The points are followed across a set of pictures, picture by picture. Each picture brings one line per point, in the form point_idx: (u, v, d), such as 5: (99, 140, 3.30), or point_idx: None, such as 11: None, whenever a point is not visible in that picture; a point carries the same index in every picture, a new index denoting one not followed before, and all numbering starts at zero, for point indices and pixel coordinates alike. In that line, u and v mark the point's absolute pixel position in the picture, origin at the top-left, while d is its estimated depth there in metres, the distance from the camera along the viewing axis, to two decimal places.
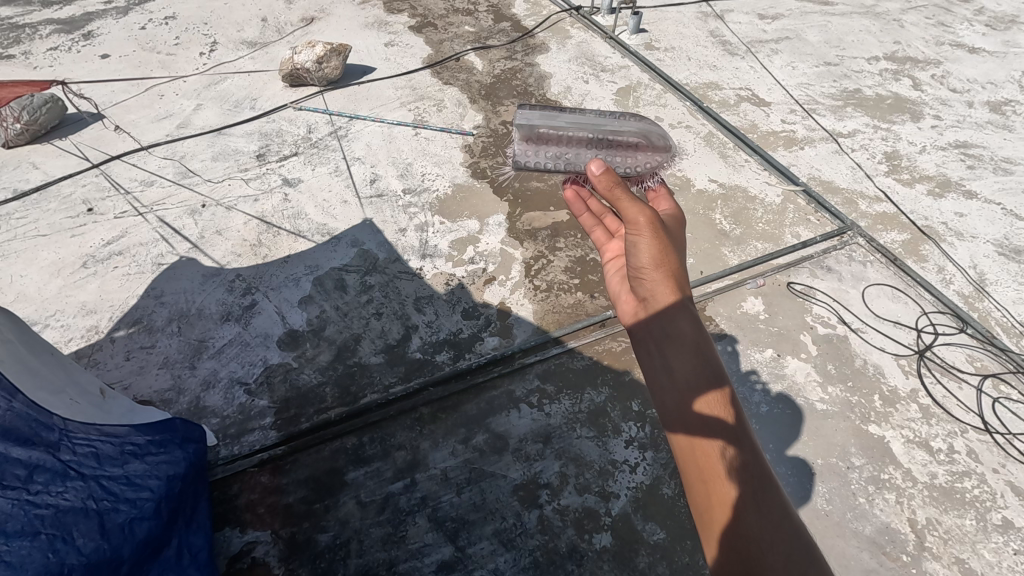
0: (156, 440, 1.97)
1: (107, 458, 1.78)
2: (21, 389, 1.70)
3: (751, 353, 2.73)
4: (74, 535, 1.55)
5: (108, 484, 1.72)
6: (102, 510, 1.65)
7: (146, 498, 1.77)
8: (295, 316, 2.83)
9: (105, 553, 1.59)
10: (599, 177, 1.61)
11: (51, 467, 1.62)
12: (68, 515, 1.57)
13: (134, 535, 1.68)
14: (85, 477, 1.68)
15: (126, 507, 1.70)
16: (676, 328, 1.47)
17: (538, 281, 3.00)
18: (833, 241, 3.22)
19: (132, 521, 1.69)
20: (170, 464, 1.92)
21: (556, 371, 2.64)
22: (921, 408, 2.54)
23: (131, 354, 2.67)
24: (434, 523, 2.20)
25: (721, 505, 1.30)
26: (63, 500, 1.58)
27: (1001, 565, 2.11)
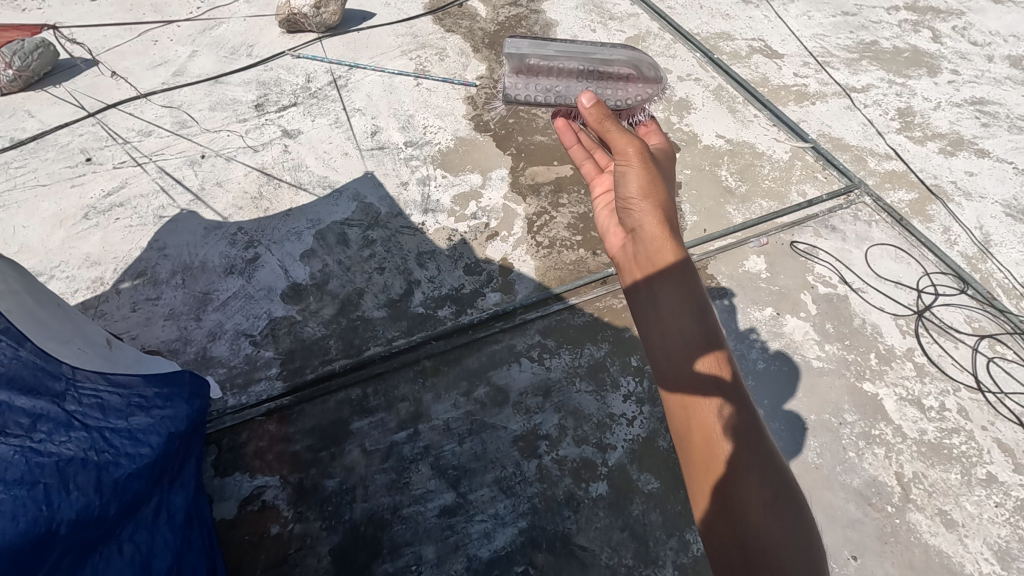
0: (164, 393, 2.00)
1: (111, 410, 1.80)
2: (30, 337, 1.75)
3: (750, 311, 2.74)
4: (70, 488, 1.53)
5: (111, 436, 1.72)
6: (100, 464, 1.64)
7: (145, 454, 1.76)
8: (298, 270, 2.84)
9: (93, 509, 1.56)
10: (590, 108, 1.73)
11: (54, 417, 1.63)
12: (68, 467, 1.56)
13: (126, 492, 1.67)
14: (90, 428, 1.70)
15: (125, 462, 1.70)
16: (667, 268, 1.50)
17: (540, 238, 2.99)
18: (838, 200, 3.19)
19: (127, 477, 1.69)
20: (172, 420, 1.92)
21: (557, 327, 2.67)
22: (915, 366, 2.58)
23: (137, 306, 2.70)
24: (436, 471, 2.28)
25: (707, 442, 1.37)
26: (64, 450, 1.58)
27: (981, 517, 2.20)
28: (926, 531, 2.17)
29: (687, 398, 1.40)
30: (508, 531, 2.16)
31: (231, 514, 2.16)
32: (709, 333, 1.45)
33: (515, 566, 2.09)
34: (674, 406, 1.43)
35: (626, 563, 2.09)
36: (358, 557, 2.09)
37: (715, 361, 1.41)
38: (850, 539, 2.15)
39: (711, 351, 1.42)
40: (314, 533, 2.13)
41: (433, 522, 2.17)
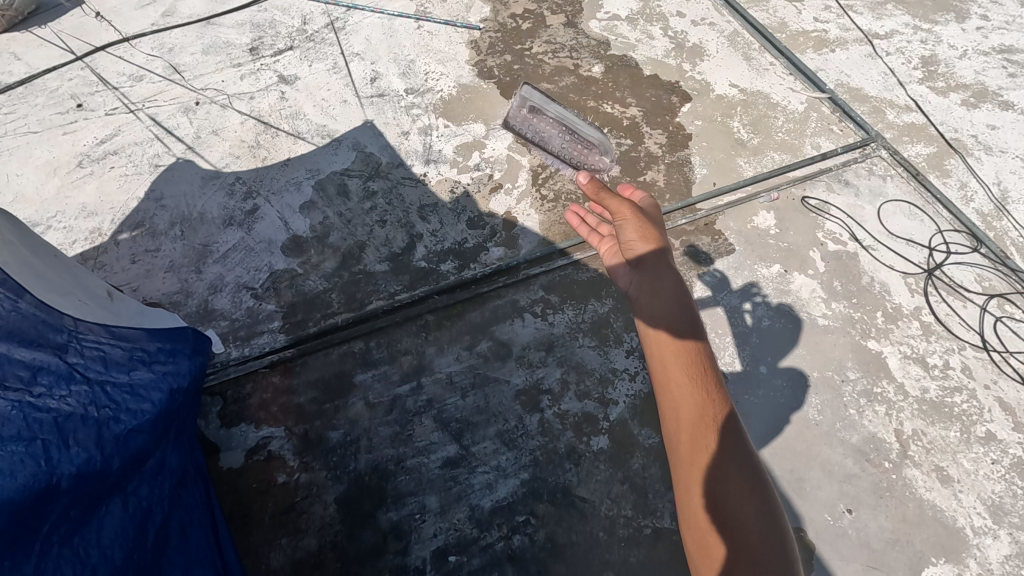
0: (166, 348, 2.00)
1: (114, 363, 1.80)
2: (29, 289, 1.72)
3: (758, 268, 2.70)
4: (70, 443, 1.53)
5: (112, 390, 1.72)
6: (101, 419, 1.64)
7: (147, 410, 1.76)
8: (298, 222, 2.79)
9: (95, 464, 1.56)
10: (586, 185, 1.87)
11: (55, 370, 1.64)
12: (68, 422, 1.57)
13: (128, 447, 1.66)
14: (92, 381, 1.70)
15: (127, 417, 1.70)
16: (659, 293, 1.67)
17: (545, 191, 2.92)
18: (854, 154, 3.08)
19: (128, 432, 1.68)
20: (174, 376, 1.92)
21: (561, 282, 2.64)
22: (922, 325, 2.56)
23: (136, 258, 2.67)
24: (440, 424, 2.30)
25: (697, 448, 1.45)
26: (64, 405, 1.59)
27: (977, 473, 2.23)
28: (922, 486, 2.21)
29: (678, 412, 1.52)
30: (510, 482, 2.20)
31: (237, 464, 2.20)
32: (700, 355, 1.56)
33: (517, 515, 2.14)
34: (666, 404, 1.56)
35: (625, 514, 2.14)
36: (363, 505, 2.14)
37: (703, 378, 1.53)
38: (846, 493, 2.19)
39: (699, 369, 1.53)
40: (320, 482, 2.18)
41: (437, 473, 2.21)
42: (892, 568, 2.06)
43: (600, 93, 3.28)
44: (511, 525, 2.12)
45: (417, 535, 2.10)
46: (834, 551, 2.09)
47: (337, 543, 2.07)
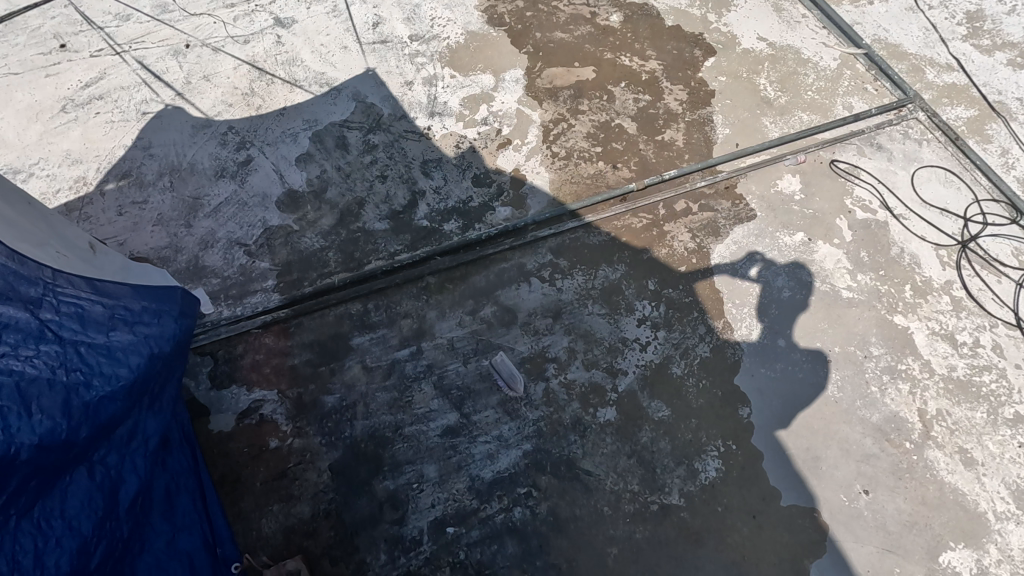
0: (151, 309, 1.88)
1: (91, 322, 1.68)
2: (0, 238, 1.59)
3: (779, 236, 2.54)
4: (33, 411, 1.43)
5: (86, 352, 1.61)
6: (69, 385, 1.54)
7: (122, 376, 1.65)
8: (294, 175, 2.64)
9: (60, 434, 1.46)
10: None
11: (24, 327, 1.52)
12: (31, 387, 1.45)
13: (99, 416, 1.57)
14: (63, 341, 1.59)
15: (98, 383, 1.59)
16: None
17: (556, 148, 2.74)
18: (889, 115, 2.86)
19: (100, 400, 1.58)
20: (156, 339, 1.81)
21: (570, 246, 2.49)
22: (952, 300, 2.39)
23: (123, 210, 2.54)
24: (439, 391, 2.20)
25: None
26: (30, 368, 1.47)
27: (1003, 457, 2.09)
28: (944, 468, 2.08)
29: None
30: (511, 453, 2.10)
31: (229, 427, 2.12)
32: None
33: (518, 487, 2.05)
34: None
35: (631, 489, 2.05)
36: (359, 473, 2.06)
37: None
38: (863, 473, 2.09)
39: None
40: (314, 448, 2.10)
41: (435, 442, 2.12)
42: (907, 551, 1.96)
43: (618, 44, 3.05)
44: (511, 497, 2.04)
45: (414, 505, 2.02)
46: (848, 533, 2.00)
47: (332, 511, 2.00)
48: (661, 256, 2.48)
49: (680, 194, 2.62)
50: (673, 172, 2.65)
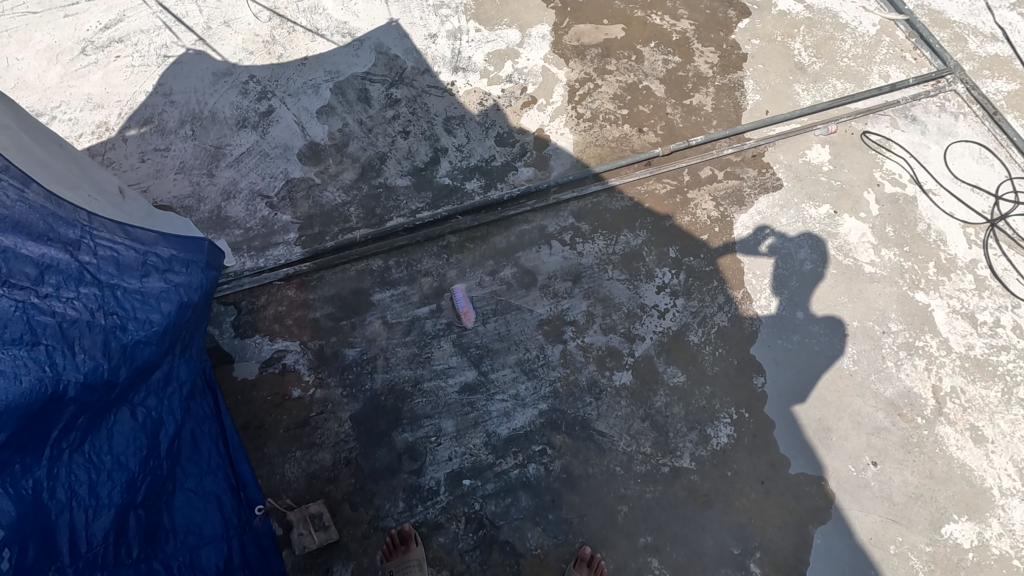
0: (180, 257, 1.90)
1: (126, 267, 1.71)
2: (34, 179, 1.60)
3: (805, 208, 2.49)
4: (76, 351, 1.47)
5: (122, 296, 1.65)
6: (107, 327, 1.57)
7: (155, 322, 1.68)
8: (315, 128, 2.61)
9: (102, 374, 1.51)
10: None
11: (65, 269, 1.55)
12: (72, 328, 1.49)
13: (136, 358, 1.61)
14: (101, 283, 1.62)
15: (134, 327, 1.63)
16: None
17: (582, 109, 2.68)
18: (926, 86, 2.74)
19: (136, 344, 1.62)
20: (185, 288, 1.83)
21: (593, 210, 2.47)
22: (976, 279, 2.34)
23: (146, 157, 2.54)
24: (458, 348, 2.23)
25: None
26: (71, 309, 1.50)
27: (1013, 436, 2.10)
28: (953, 444, 2.10)
29: None
30: (528, 412, 2.15)
31: (253, 374, 2.17)
32: None
33: (533, 445, 2.10)
34: None
35: (644, 451, 2.10)
36: (378, 424, 2.12)
37: None
38: (873, 445, 2.11)
39: None
40: (335, 399, 2.15)
41: (454, 397, 2.16)
42: (911, 522, 2.01)
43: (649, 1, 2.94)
44: (526, 454, 2.09)
45: (431, 458, 2.08)
46: (853, 502, 2.04)
47: (352, 459, 2.07)
48: (684, 223, 2.45)
49: (706, 161, 2.57)
50: (700, 138, 2.59)
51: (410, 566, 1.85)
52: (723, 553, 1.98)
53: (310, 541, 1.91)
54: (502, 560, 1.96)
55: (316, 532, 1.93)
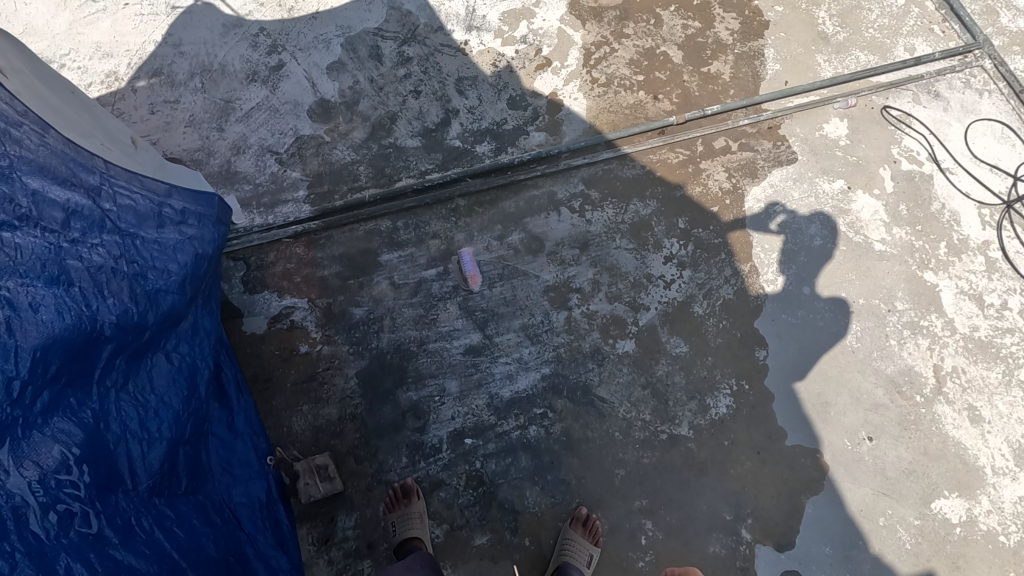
0: (193, 211, 1.92)
1: (143, 217, 1.73)
2: (54, 126, 1.62)
3: (818, 182, 2.45)
4: (108, 293, 1.51)
5: (143, 245, 1.67)
6: (132, 274, 1.60)
7: (173, 272, 1.72)
8: (326, 84, 2.57)
9: (133, 317, 1.55)
10: None
11: (88, 215, 1.56)
12: (100, 274, 1.51)
13: (160, 305, 1.64)
14: (122, 232, 1.64)
15: (154, 276, 1.66)
16: None
17: (596, 73, 2.63)
18: (952, 61, 2.63)
19: (159, 291, 1.65)
20: (199, 241, 1.86)
21: (603, 178, 2.45)
22: (987, 261, 2.31)
23: (156, 109, 2.54)
24: (464, 311, 2.25)
25: None
26: (97, 255, 1.53)
27: (1011, 417, 2.11)
28: (950, 423, 2.12)
29: None
30: (530, 376, 2.18)
31: (261, 330, 2.22)
32: None
33: (535, 408, 2.14)
34: None
35: (643, 418, 2.14)
36: (384, 382, 2.16)
37: None
38: (870, 421, 2.14)
39: None
40: (342, 355, 2.19)
41: (458, 359, 2.19)
42: (902, 495, 2.05)
43: None
44: (528, 416, 2.13)
45: (435, 416, 2.12)
46: (847, 474, 2.08)
47: (357, 415, 2.12)
48: (695, 194, 2.43)
49: (721, 131, 2.53)
50: (716, 108, 2.55)
51: (411, 518, 1.93)
52: (715, 519, 2.04)
53: (315, 491, 1.98)
54: (500, 517, 2.03)
55: (321, 482, 1.99)
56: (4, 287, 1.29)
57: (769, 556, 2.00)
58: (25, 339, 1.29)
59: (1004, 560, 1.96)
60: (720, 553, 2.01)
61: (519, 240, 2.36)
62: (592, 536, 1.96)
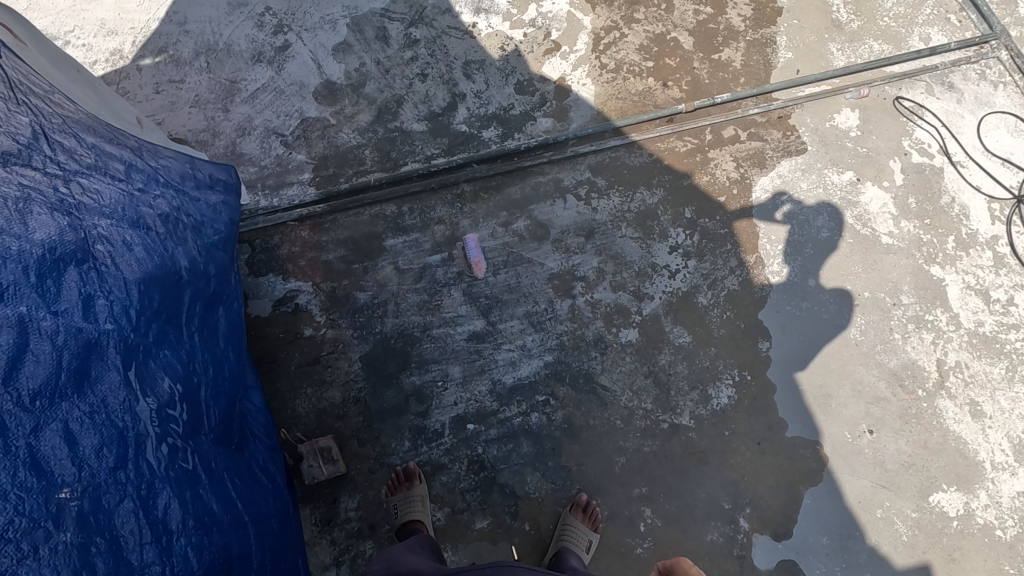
0: (218, 177, 2.03)
1: (184, 177, 1.87)
2: (72, 100, 1.64)
3: (827, 173, 2.43)
4: (178, 244, 1.67)
5: (192, 203, 1.83)
6: (191, 226, 1.76)
7: (220, 230, 1.90)
8: (331, 66, 2.55)
9: (198, 268, 1.73)
10: None
11: (142, 170, 1.71)
12: (169, 223, 1.67)
13: (215, 260, 1.83)
14: (175, 187, 1.79)
15: (207, 233, 1.83)
16: None
17: (605, 59, 2.59)
18: (968, 52, 2.58)
19: (212, 247, 1.83)
20: (231, 207, 2.01)
21: (610, 165, 2.43)
22: (994, 256, 2.29)
23: (160, 88, 2.52)
24: (468, 298, 2.25)
25: None
26: (161, 205, 1.68)
27: (1012, 413, 2.12)
28: (951, 418, 2.12)
29: None
30: (533, 363, 2.19)
31: (266, 312, 2.23)
32: None
33: (537, 395, 2.15)
34: None
35: (644, 407, 2.15)
36: (387, 366, 2.17)
37: None
38: (871, 414, 2.15)
39: None
40: (345, 339, 2.20)
41: (462, 345, 2.20)
42: (900, 488, 2.06)
43: None
44: (530, 403, 2.14)
45: (437, 401, 2.14)
46: (845, 466, 2.10)
47: (361, 398, 2.14)
48: (702, 183, 2.41)
49: (730, 120, 2.50)
50: (726, 96, 2.51)
51: (413, 501, 1.95)
52: (714, 507, 2.05)
53: (319, 472, 2.00)
54: (501, 501, 2.05)
55: (325, 464, 2.01)
56: (101, 226, 1.41)
57: (766, 544, 2.02)
58: (127, 274, 1.42)
59: (999, 554, 1.98)
60: (718, 541, 2.03)
61: (524, 227, 2.35)
62: (592, 522, 1.98)
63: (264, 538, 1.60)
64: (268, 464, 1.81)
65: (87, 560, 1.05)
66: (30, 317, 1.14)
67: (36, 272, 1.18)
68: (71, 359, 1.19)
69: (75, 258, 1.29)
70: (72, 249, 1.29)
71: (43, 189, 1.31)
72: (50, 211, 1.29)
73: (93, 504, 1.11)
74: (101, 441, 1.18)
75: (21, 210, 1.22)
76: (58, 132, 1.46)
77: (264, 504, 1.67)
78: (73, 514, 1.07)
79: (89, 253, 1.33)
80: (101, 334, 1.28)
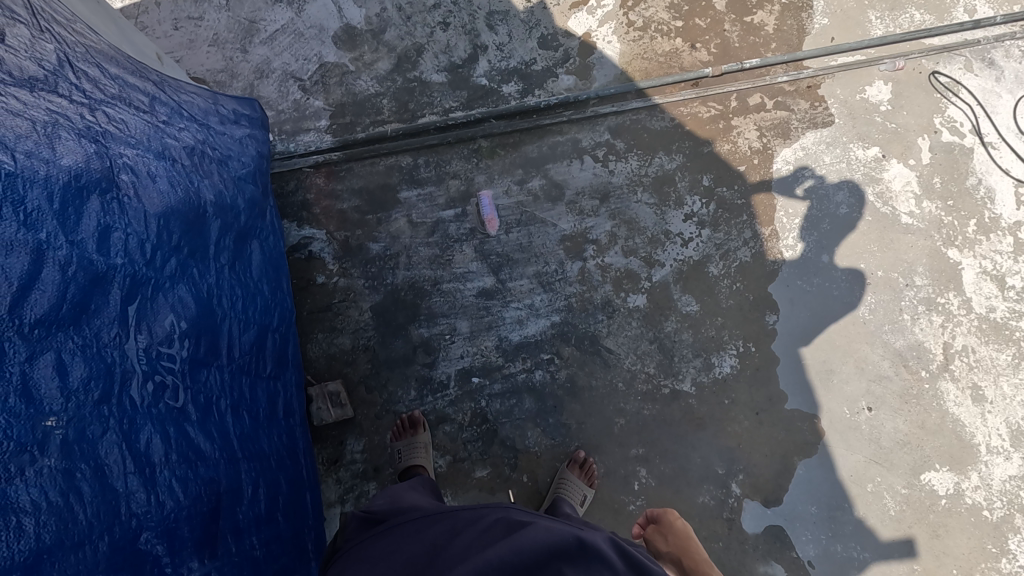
0: (242, 112, 2.08)
1: (208, 112, 1.91)
2: (96, 31, 1.63)
3: (852, 148, 2.37)
4: (204, 176, 1.72)
5: (218, 137, 1.88)
6: (215, 160, 1.81)
7: (248, 165, 1.96)
8: (352, 10, 2.49)
9: (224, 200, 1.78)
10: None
11: (167, 103, 1.73)
12: (195, 155, 1.71)
13: (244, 195, 1.90)
14: (198, 121, 1.83)
15: (234, 166, 1.89)
16: None
17: (633, 16, 2.51)
18: (1015, 26, 2.45)
19: (239, 180, 1.89)
20: (256, 141, 2.07)
21: (630, 127, 2.39)
22: (1015, 242, 2.25)
23: (179, 25, 2.49)
24: (479, 255, 2.26)
25: None
26: (186, 137, 1.72)
27: (1013, 399, 2.12)
28: (951, 400, 2.14)
29: None
30: (540, 322, 2.21)
31: None
32: None
33: (542, 353, 2.19)
34: None
35: (647, 371, 2.18)
36: (397, 317, 2.21)
37: None
38: (872, 392, 2.17)
39: None
40: (357, 289, 2.24)
41: (470, 300, 2.23)
42: (893, 465, 2.10)
43: None
44: (534, 360, 2.18)
45: (444, 353, 2.18)
46: (841, 441, 2.13)
47: (369, 346, 2.19)
48: (723, 151, 2.37)
49: (757, 87, 2.43)
50: (756, 62, 2.44)
51: (416, 447, 2.02)
52: (708, 471, 2.11)
53: (326, 415, 2.09)
54: (501, 453, 2.12)
55: (332, 407, 2.10)
56: (127, 155, 1.44)
57: (756, 510, 2.08)
58: (147, 206, 1.45)
59: (984, 533, 2.02)
60: (709, 503, 2.09)
61: (540, 186, 2.33)
62: (588, 478, 2.04)
63: (257, 473, 1.65)
64: (281, 398, 1.90)
65: (73, 485, 1.07)
66: (46, 244, 1.14)
67: (59, 199, 1.19)
68: (75, 292, 1.19)
69: (99, 187, 1.31)
70: (97, 178, 1.31)
71: (71, 116, 1.31)
72: (77, 137, 1.30)
73: (78, 434, 1.12)
74: (89, 374, 1.17)
75: (49, 135, 1.23)
76: (81, 61, 1.45)
77: (263, 440, 1.74)
78: (59, 442, 1.08)
79: (113, 183, 1.36)
80: (109, 268, 1.29)
